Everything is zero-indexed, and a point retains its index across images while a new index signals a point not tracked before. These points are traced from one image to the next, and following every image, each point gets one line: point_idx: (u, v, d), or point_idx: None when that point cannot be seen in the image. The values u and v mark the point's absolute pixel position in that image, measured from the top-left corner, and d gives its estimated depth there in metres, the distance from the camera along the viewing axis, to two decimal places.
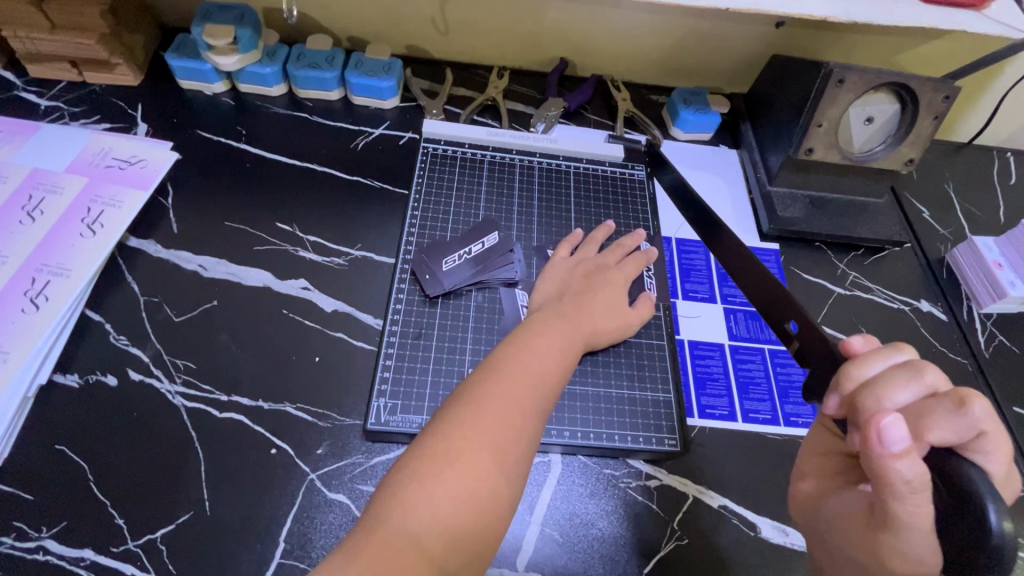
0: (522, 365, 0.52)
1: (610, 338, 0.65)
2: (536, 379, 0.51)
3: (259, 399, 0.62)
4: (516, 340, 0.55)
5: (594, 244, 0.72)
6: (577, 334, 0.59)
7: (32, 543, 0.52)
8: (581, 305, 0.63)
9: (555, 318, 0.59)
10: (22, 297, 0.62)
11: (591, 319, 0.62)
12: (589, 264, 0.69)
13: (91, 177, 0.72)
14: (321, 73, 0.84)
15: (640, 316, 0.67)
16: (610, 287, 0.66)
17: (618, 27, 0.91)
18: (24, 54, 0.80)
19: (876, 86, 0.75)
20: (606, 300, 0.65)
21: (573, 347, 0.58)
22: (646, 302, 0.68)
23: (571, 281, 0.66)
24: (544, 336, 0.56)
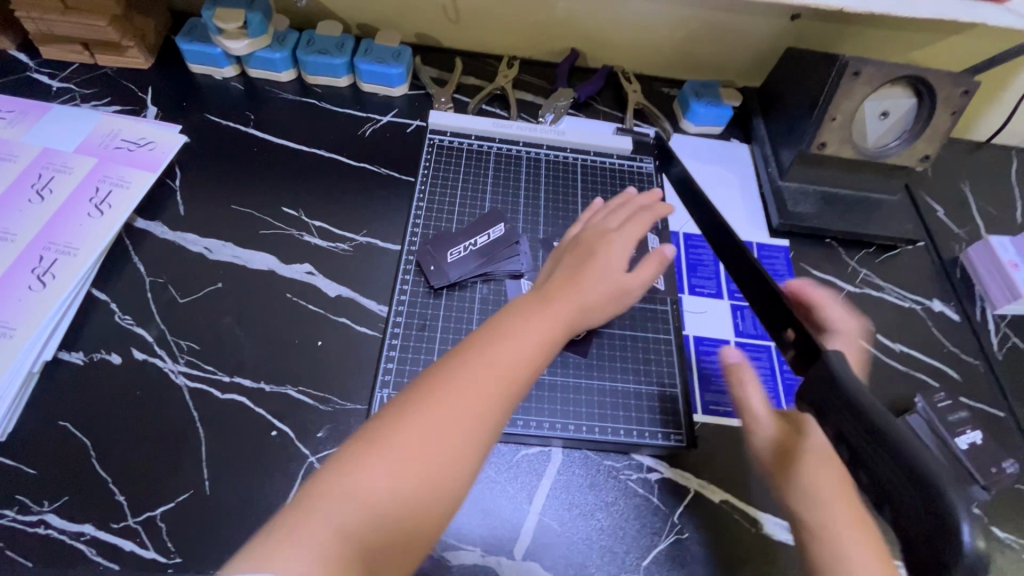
0: (492, 356, 0.48)
1: (607, 310, 0.58)
2: (505, 372, 0.47)
3: (261, 381, 0.62)
4: (493, 325, 0.51)
5: (606, 210, 0.67)
6: (566, 316, 0.53)
7: (33, 516, 0.53)
8: (571, 280, 0.56)
9: (540, 298, 0.54)
10: (30, 274, 0.62)
11: (582, 293, 0.56)
12: (590, 231, 0.63)
13: (99, 157, 0.73)
14: (330, 59, 0.84)
15: (643, 279, 0.60)
16: (609, 251, 0.59)
17: (630, 18, 0.90)
18: (37, 35, 0.81)
19: (893, 79, 0.74)
20: (604, 266, 0.58)
21: (559, 332, 0.52)
22: (655, 263, 0.61)
23: (565, 255, 0.61)
24: (525, 321, 0.51)
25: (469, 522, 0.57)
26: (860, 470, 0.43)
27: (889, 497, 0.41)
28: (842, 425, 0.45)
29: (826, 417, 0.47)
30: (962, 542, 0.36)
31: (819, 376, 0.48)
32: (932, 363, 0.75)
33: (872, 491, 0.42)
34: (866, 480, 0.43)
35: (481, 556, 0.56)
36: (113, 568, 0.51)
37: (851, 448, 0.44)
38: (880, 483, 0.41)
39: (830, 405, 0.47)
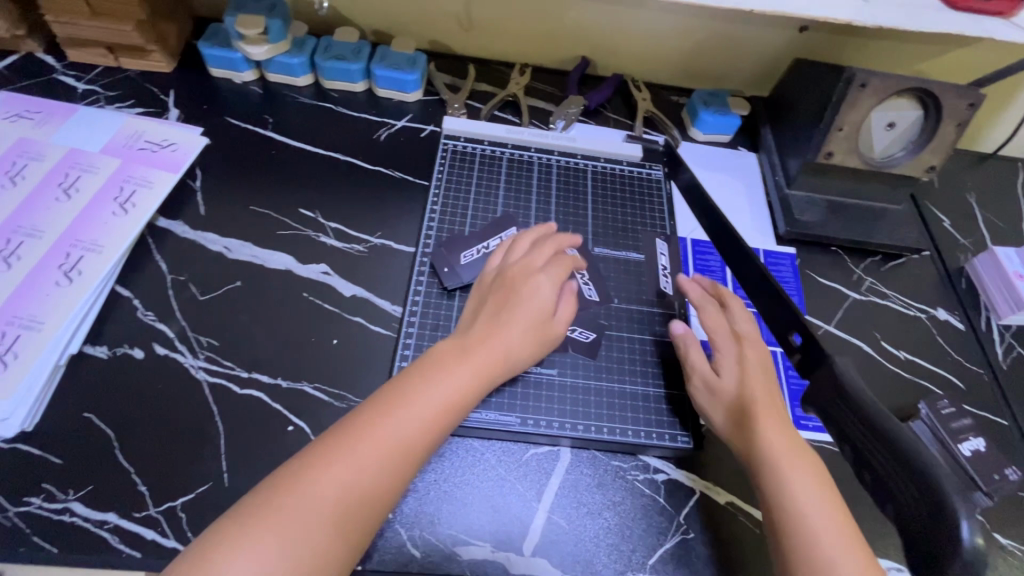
0: (407, 411, 0.49)
1: (526, 358, 0.60)
2: (415, 428, 0.49)
3: (278, 377, 0.64)
4: (416, 375, 0.52)
5: (527, 240, 0.66)
6: (484, 369, 0.55)
7: (59, 504, 0.54)
8: (495, 326, 0.58)
9: (461, 348, 0.56)
10: (57, 270, 0.64)
11: (502, 341, 0.57)
12: (515, 266, 0.63)
13: (123, 158, 0.75)
14: (348, 65, 0.86)
15: (563, 321, 0.62)
16: (530, 296, 0.60)
17: (641, 28, 0.92)
18: (64, 39, 0.83)
19: (899, 91, 0.75)
20: (525, 315, 0.59)
21: (476, 385, 0.54)
22: (570, 301, 0.64)
23: (491, 294, 0.61)
24: (444, 374, 0.53)
25: (478, 519, 0.59)
26: (867, 471, 0.46)
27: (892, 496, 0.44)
28: (850, 429, 0.48)
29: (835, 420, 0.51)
30: (961, 538, 0.39)
31: (828, 382, 0.51)
32: (936, 371, 0.75)
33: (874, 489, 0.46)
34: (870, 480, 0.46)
35: (491, 551, 0.57)
36: (135, 556, 0.53)
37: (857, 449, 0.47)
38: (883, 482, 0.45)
39: (838, 410, 0.50)
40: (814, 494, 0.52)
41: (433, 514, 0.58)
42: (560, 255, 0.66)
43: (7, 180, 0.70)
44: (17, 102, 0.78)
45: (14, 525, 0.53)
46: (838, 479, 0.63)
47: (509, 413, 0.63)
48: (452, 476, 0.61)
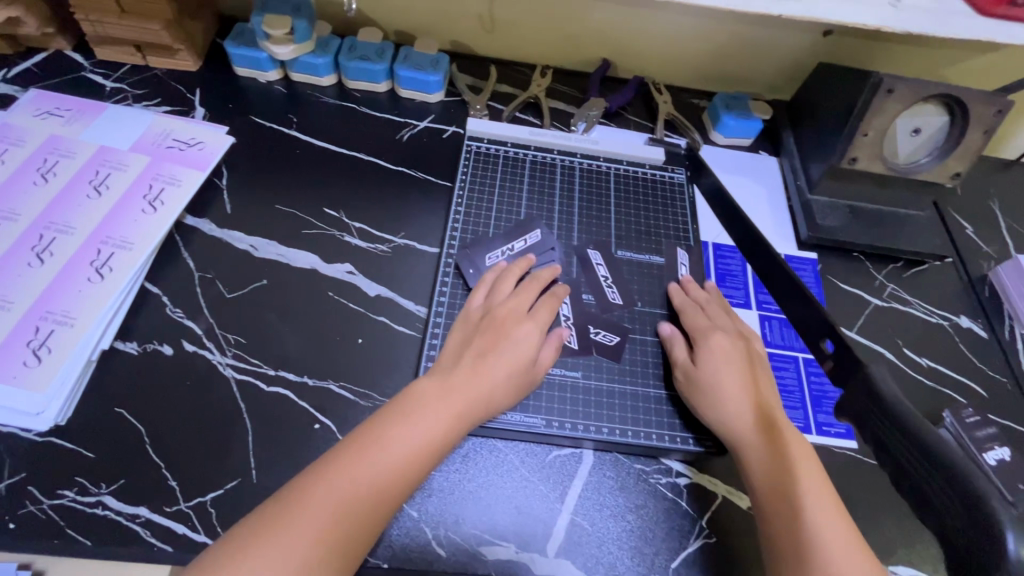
0: (385, 453, 0.48)
1: (507, 402, 0.58)
2: (391, 472, 0.47)
3: (304, 375, 0.64)
4: (398, 414, 0.51)
5: (510, 279, 0.67)
6: (465, 411, 0.54)
7: (92, 498, 0.55)
8: (479, 366, 0.57)
9: (443, 387, 0.54)
10: (89, 267, 0.65)
11: (485, 383, 0.56)
12: (502, 308, 0.63)
13: (152, 156, 0.76)
14: (371, 66, 0.86)
15: (544, 364, 0.62)
16: (516, 339, 0.60)
17: (663, 31, 0.92)
18: (93, 37, 0.84)
19: (926, 97, 0.74)
20: (508, 358, 0.58)
21: (456, 428, 0.53)
22: (554, 344, 0.63)
23: (476, 334, 0.61)
24: (426, 413, 0.52)
25: (502, 518, 0.59)
26: (905, 484, 0.45)
27: (933, 508, 0.43)
28: (889, 439, 0.48)
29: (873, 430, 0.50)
30: (1006, 549, 0.37)
31: (866, 388, 0.52)
32: (958, 378, 0.75)
33: (916, 502, 0.44)
34: (910, 491, 0.45)
35: (515, 551, 0.57)
36: (167, 550, 0.54)
37: (896, 460, 0.47)
38: (923, 491, 0.44)
39: (877, 419, 0.50)
40: (805, 474, 0.53)
41: (457, 513, 0.59)
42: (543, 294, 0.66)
43: (39, 177, 0.71)
44: (48, 100, 0.79)
45: (49, 517, 0.54)
46: (858, 487, 0.64)
47: (533, 415, 0.63)
48: (476, 476, 0.61)
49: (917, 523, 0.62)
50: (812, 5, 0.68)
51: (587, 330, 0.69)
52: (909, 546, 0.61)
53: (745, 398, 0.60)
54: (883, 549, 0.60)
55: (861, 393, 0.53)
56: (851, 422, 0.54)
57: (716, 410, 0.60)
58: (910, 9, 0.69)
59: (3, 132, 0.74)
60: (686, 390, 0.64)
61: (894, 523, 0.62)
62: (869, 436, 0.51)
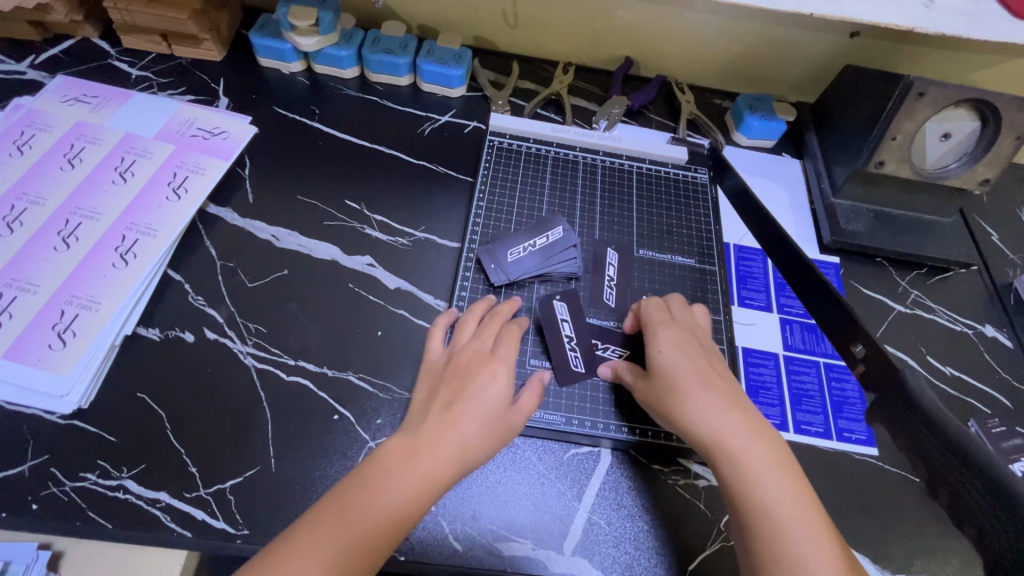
0: (368, 512, 0.47)
1: (487, 452, 0.54)
2: (368, 536, 0.46)
3: (324, 366, 0.64)
4: (367, 477, 0.49)
5: (471, 322, 0.63)
6: (439, 468, 0.50)
7: (114, 481, 0.56)
8: (448, 413, 0.53)
9: (412, 445, 0.51)
10: (114, 252, 0.66)
11: (455, 435, 0.52)
12: (464, 352, 0.59)
13: (177, 144, 0.76)
14: (394, 59, 0.86)
15: (524, 410, 0.57)
16: (485, 382, 0.56)
17: (688, 30, 0.91)
18: (121, 25, 0.85)
19: (957, 101, 0.73)
20: (478, 405, 0.54)
21: (432, 488, 0.50)
22: (533, 391, 0.58)
23: (442, 383, 0.56)
24: (396, 478, 0.49)
25: (517, 515, 0.59)
26: (942, 488, 0.47)
27: (971, 516, 0.44)
28: (925, 446, 0.48)
29: (909, 435, 0.50)
30: None
31: (901, 394, 0.51)
32: (983, 389, 0.74)
33: (952, 508, 0.46)
34: (946, 498, 0.46)
35: (531, 548, 0.57)
36: (186, 536, 0.54)
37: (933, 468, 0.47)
38: (959, 499, 0.45)
39: (910, 422, 0.50)
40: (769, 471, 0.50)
41: (474, 508, 0.59)
42: (508, 331, 0.62)
43: (65, 163, 0.71)
44: (74, 86, 0.80)
45: (70, 499, 0.54)
46: (880, 496, 0.63)
47: (554, 413, 0.64)
48: (494, 472, 0.61)
49: (940, 534, 0.61)
50: (844, 5, 0.67)
51: (594, 344, 0.67)
52: (932, 555, 0.60)
53: (705, 387, 0.56)
54: (903, 558, 0.59)
55: (895, 399, 0.52)
56: (884, 424, 0.55)
57: (672, 409, 0.56)
58: (944, 11, 0.67)
59: (30, 117, 0.75)
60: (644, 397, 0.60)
61: (916, 531, 0.61)
62: (905, 441, 0.51)
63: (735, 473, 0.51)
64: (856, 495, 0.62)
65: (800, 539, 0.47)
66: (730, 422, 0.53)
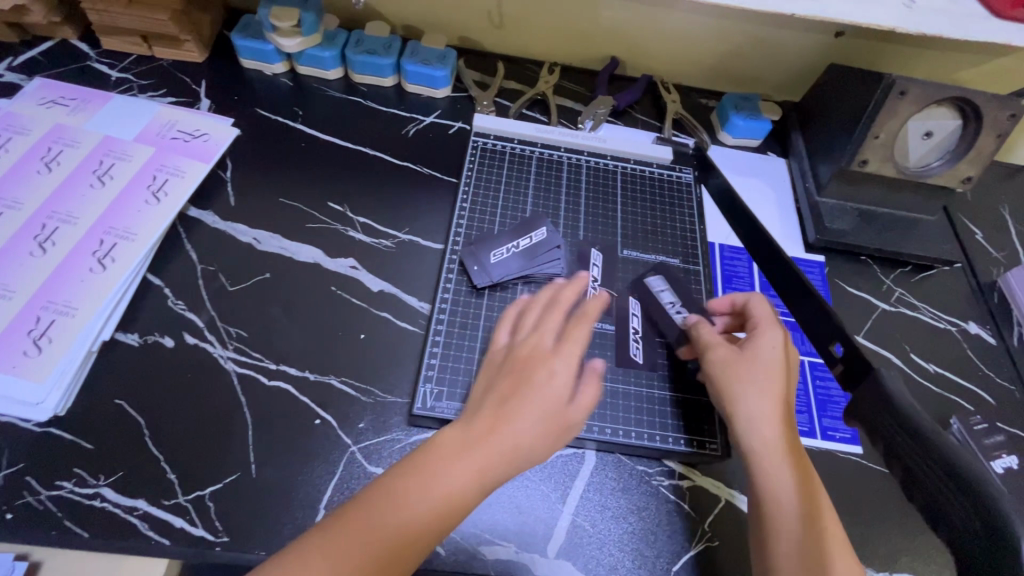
0: (399, 515, 0.43)
1: (541, 454, 0.49)
2: (406, 536, 0.43)
3: (306, 370, 0.64)
4: (414, 471, 0.46)
5: (536, 310, 0.57)
6: (486, 468, 0.46)
7: (91, 490, 0.55)
8: (501, 410, 0.49)
9: (464, 440, 0.47)
10: (91, 257, 0.65)
11: (509, 433, 0.47)
12: (525, 346, 0.53)
13: (156, 147, 0.75)
14: (378, 59, 0.86)
15: (582, 411, 0.51)
16: (543, 379, 0.50)
17: (673, 29, 0.91)
18: (99, 26, 0.84)
19: (938, 100, 0.73)
20: (535, 402, 0.49)
21: (474, 490, 0.46)
22: (593, 384, 0.52)
23: (500, 376, 0.52)
24: (440, 476, 0.45)
25: (501, 518, 0.58)
26: (914, 489, 0.46)
27: (944, 517, 0.43)
28: (900, 447, 0.47)
29: (884, 437, 0.50)
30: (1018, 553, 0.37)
31: (879, 396, 0.52)
32: (965, 386, 0.74)
33: (925, 510, 0.45)
34: (920, 500, 0.45)
35: (515, 552, 0.57)
36: (164, 543, 0.53)
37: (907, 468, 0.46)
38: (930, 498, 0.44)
39: (887, 425, 0.50)
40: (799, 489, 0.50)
41: None
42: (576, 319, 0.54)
43: (42, 166, 0.70)
44: (52, 88, 0.79)
45: (46, 508, 0.54)
46: (862, 493, 0.63)
47: None
48: None
49: (922, 532, 0.61)
50: (826, 5, 0.67)
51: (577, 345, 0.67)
52: (914, 552, 0.60)
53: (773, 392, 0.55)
54: (887, 556, 0.59)
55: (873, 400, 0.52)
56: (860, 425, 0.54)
57: (738, 395, 0.55)
58: (925, 10, 0.68)
59: (6, 120, 0.74)
60: (714, 370, 0.58)
61: (898, 528, 0.61)
62: (880, 442, 0.50)
63: (767, 481, 0.51)
64: (839, 494, 0.63)
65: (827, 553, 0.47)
66: (781, 432, 0.53)
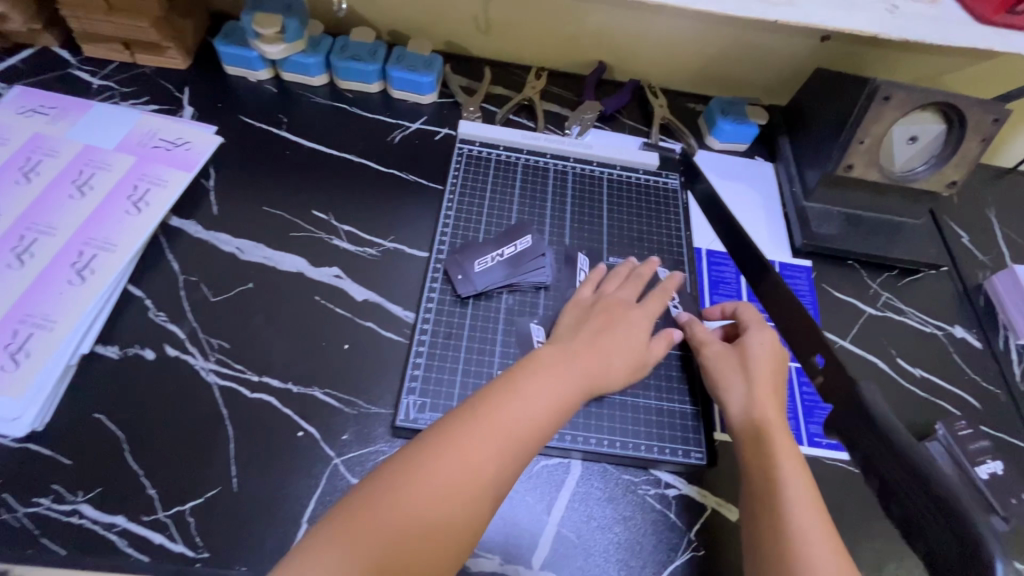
0: (528, 405, 0.53)
1: (623, 381, 0.61)
2: (534, 424, 0.52)
3: (289, 382, 0.63)
4: (530, 370, 0.56)
5: (619, 275, 0.69)
6: (588, 379, 0.58)
7: (68, 506, 0.54)
8: (591, 346, 0.60)
9: (567, 352, 0.59)
10: (70, 269, 0.64)
11: (605, 356, 0.60)
12: (613, 296, 0.66)
13: (138, 156, 0.74)
14: (363, 66, 0.85)
15: (656, 357, 0.63)
16: (632, 319, 0.64)
17: (659, 33, 0.91)
18: (80, 33, 0.83)
19: (923, 105, 0.74)
20: (625, 335, 0.62)
21: (576, 395, 0.56)
22: (666, 341, 0.64)
23: (591, 314, 0.64)
24: (552, 376, 0.56)
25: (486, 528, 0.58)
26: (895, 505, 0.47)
27: (922, 529, 0.45)
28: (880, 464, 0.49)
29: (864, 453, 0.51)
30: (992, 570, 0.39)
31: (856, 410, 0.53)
32: (951, 390, 0.74)
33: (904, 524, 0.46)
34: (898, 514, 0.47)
35: (500, 563, 0.56)
36: (143, 560, 0.53)
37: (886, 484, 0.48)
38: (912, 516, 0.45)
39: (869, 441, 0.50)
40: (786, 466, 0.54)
41: None
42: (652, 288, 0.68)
43: (21, 176, 0.70)
44: (32, 97, 0.78)
45: (23, 526, 0.53)
46: (848, 501, 0.63)
47: None
48: None
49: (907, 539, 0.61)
50: (810, 11, 0.67)
51: None
52: (899, 559, 0.60)
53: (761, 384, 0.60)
54: (872, 564, 0.59)
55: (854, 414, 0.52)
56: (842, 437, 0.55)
57: (726, 386, 0.61)
58: (909, 15, 0.67)
59: None
60: (706, 364, 0.64)
61: (884, 537, 0.61)
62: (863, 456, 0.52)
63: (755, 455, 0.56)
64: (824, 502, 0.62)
65: (807, 528, 0.49)
66: (772, 418, 0.58)
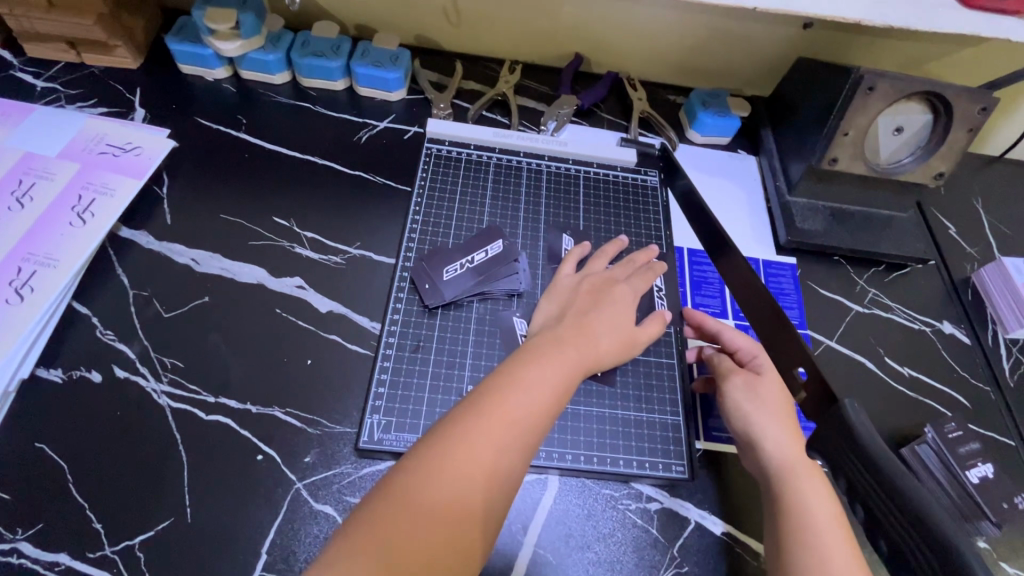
0: (528, 394, 0.50)
1: (613, 361, 0.60)
2: (538, 412, 0.50)
3: (247, 402, 0.60)
4: (526, 359, 0.53)
5: (604, 257, 0.69)
6: (585, 362, 0.56)
7: (7, 545, 0.50)
8: (581, 331, 0.58)
9: (561, 337, 0.56)
10: (7, 287, 0.60)
11: (595, 339, 0.58)
12: (596, 276, 0.65)
13: (83, 163, 0.70)
14: (326, 62, 0.81)
15: (647, 335, 0.62)
16: (617, 299, 0.62)
17: (636, 23, 0.87)
18: (21, 32, 0.78)
19: (908, 94, 0.70)
20: (611, 315, 0.61)
21: (575, 377, 0.54)
22: (657, 322, 0.64)
23: (577, 297, 0.63)
24: (548, 362, 0.53)
25: None
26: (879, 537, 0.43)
27: (906, 564, 0.41)
28: (866, 491, 0.45)
29: (845, 475, 0.47)
30: None
31: (837, 424, 0.49)
32: (940, 389, 0.72)
33: (891, 557, 0.42)
34: (886, 550, 0.43)
35: None
36: None
37: (871, 513, 0.44)
38: (898, 550, 0.42)
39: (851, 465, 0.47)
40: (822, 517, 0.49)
41: None
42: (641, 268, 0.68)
43: None
44: None
45: None
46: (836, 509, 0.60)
47: None
48: None
49: None
50: None
51: None
52: None
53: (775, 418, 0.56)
54: None
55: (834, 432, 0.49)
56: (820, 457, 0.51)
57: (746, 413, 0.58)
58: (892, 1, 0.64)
59: None
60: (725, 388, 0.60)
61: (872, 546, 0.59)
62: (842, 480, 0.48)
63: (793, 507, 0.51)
64: None
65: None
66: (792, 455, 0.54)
